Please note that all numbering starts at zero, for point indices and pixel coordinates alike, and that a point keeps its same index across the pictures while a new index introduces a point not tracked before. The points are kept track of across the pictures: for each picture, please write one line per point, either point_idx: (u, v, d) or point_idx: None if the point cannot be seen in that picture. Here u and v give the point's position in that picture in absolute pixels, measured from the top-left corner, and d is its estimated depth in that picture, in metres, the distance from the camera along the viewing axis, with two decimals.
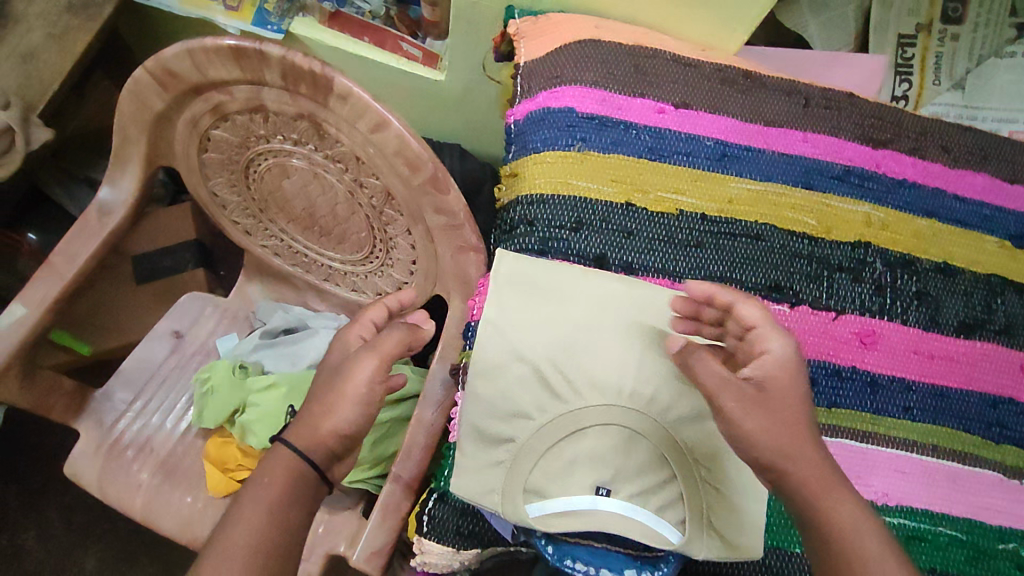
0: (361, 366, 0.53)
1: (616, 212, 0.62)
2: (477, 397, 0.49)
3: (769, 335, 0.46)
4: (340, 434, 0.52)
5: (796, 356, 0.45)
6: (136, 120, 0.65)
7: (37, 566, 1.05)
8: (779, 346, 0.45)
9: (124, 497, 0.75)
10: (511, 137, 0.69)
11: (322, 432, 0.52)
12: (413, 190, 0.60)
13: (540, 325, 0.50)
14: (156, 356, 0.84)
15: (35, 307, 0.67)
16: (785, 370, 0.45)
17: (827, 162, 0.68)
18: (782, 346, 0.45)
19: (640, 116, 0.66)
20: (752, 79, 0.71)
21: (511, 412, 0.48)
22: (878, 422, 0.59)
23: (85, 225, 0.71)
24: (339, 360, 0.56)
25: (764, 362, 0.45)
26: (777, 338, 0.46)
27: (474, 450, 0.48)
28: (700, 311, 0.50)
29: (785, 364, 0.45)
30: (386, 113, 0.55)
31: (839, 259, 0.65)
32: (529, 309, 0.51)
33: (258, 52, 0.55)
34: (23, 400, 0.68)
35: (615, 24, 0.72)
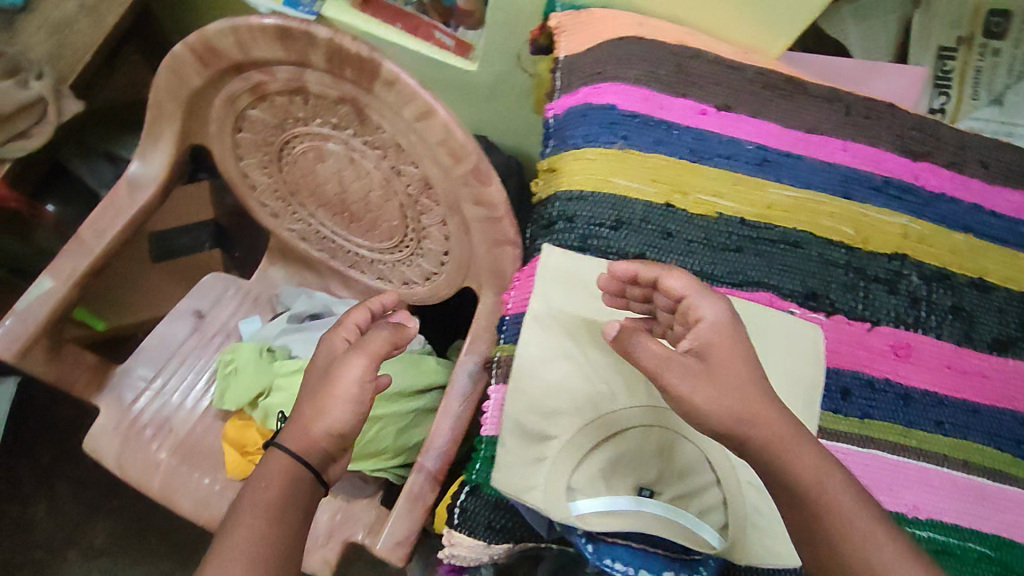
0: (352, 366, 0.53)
1: (655, 213, 0.62)
2: (520, 390, 0.49)
3: (700, 301, 0.45)
4: (333, 435, 0.52)
5: (731, 314, 0.45)
6: (172, 97, 0.64)
7: (47, 537, 1.06)
8: (710, 311, 0.45)
9: (142, 475, 0.75)
10: (550, 131, 0.69)
11: (312, 434, 0.52)
12: (453, 180, 0.60)
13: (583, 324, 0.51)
14: (177, 334, 0.83)
15: (64, 280, 0.66)
16: (726, 334, 0.44)
17: (866, 172, 0.68)
18: (715, 309, 0.45)
19: (683, 117, 0.66)
20: (795, 84, 0.70)
21: (555, 408, 0.48)
22: (909, 434, 0.60)
23: (115, 200, 0.70)
24: (323, 365, 0.56)
25: (701, 327, 0.45)
26: (707, 301, 0.46)
27: (516, 445, 0.48)
28: (627, 290, 0.50)
29: (721, 327, 0.45)
30: (432, 101, 0.54)
31: (874, 270, 0.64)
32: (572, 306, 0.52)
33: (305, 33, 0.54)
34: (46, 373, 0.68)
35: (662, 22, 0.70)
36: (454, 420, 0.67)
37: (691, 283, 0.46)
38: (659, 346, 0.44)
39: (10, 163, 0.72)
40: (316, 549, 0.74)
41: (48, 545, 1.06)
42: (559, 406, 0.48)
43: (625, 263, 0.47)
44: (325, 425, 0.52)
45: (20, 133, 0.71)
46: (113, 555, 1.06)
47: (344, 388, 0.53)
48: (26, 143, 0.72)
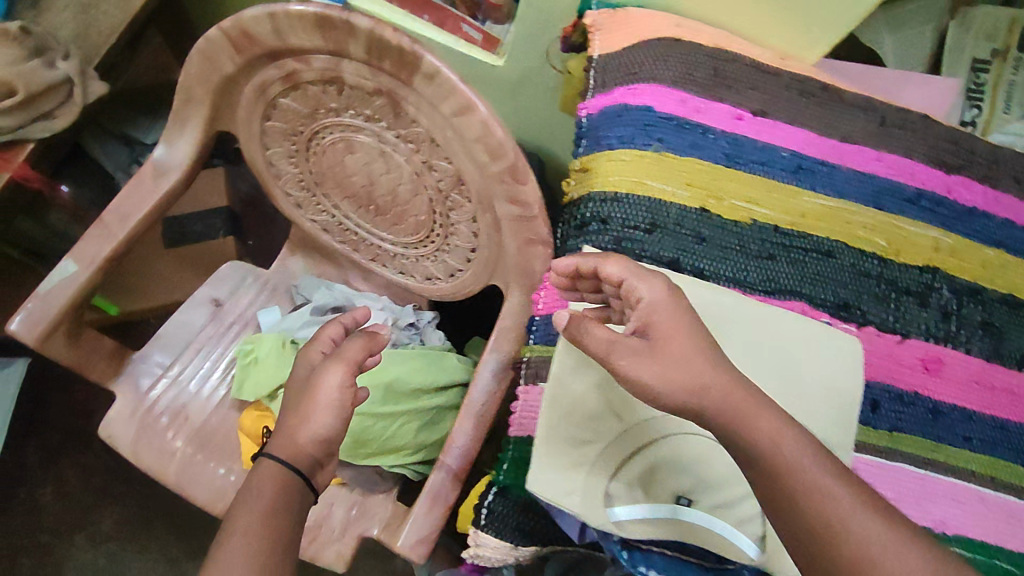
0: (329, 375, 0.56)
1: (690, 217, 0.61)
2: (557, 396, 0.48)
3: (635, 281, 0.47)
4: (318, 440, 0.55)
5: (669, 290, 0.46)
6: (203, 82, 0.63)
7: (53, 520, 1.06)
8: (645, 289, 0.46)
9: (158, 463, 0.75)
10: (582, 131, 0.68)
11: (299, 441, 0.54)
12: (488, 177, 0.59)
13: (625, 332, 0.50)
14: (195, 322, 0.83)
15: (87, 265, 0.66)
16: (668, 312, 0.45)
17: (900, 184, 0.67)
18: (652, 288, 0.46)
19: (719, 121, 0.65)
20: (831, 92, 0.69)
21: (594, 414, 0.47)
22: (937, 449, 0.60)
23: (139, 184, 0.69)
24: (306, 373, 0.59)
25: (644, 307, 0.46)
26: (644, 280, 0.47)
27: (553, 448, 0.47)
28: (576, 283, 0.53)
29: (658, 304, 0.46)
30: (473, 97, 0.53)
31: (906, 282, 0.64)
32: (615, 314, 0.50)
33: (345, 22, 0.53)
34: (65, 357, 0.67)
35: (698, 24, 0.69)
36: (476, 417, 0.67)
37: (625, 264, 0.48)
38: (604, 330, 0.45)
39: (33, 144, 0.72)
40: (331, 542, 0.74)
41: (54, 528, 1.06)
42: (597, 410, 0.47)
43: (563, 260, 0.51)
44: (310, 431, 0.55)
45: (45, 114, 0.72)
46: (119, 539, 1.06)
47: (325, 393, 0.56)
48: (51, 125, 0.72)
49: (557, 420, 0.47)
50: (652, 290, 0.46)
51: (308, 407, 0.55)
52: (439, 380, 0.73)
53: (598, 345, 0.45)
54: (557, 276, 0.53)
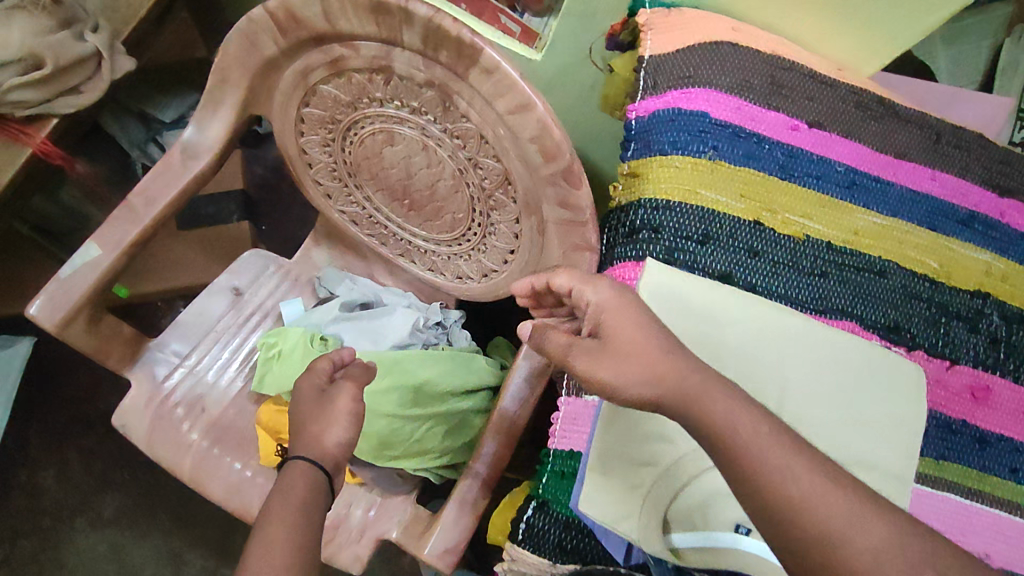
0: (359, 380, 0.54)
1: (743, 229, 0.60)
2: (621, 419, 0.47)
3: (581, 287, 0.48)
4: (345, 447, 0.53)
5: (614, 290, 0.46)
6: (242, 63, 0.60)
7: (53, 504, 1.04)
8: (593, 292, 0.47)
9: (172, 456, 0.72)
10: (631, 134, 0.66)
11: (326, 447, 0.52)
12: (539, 179, 0.56)
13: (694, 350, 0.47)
14: (214, 310, 0.80)
15: (110, 249, 0.63)
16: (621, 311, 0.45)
17: (953, 205, 0.65)
18: (598, 291, 0.47)
19: (774, 131, 0.63)
20: (887, 106, 0.67)
21: (661, 438, 0.46)
22: (983, 479, 0.58)
23: (167, 166, 0.66)
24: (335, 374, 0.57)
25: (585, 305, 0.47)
26: (592, 285, 0.48)
27: (612, 474, 0.46)
28: (542, 302, 0.58)
29: (606, 306, 0.46)
30: (532, 95, 0.51)
31: (957, 306, 0.63)
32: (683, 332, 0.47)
33: (402, 9, 0.50)
34: (83, 344, 0.65)
35: (755, 30, 0.67)
36: (506, 425, 0.65)
37: (572, 274, 0.49)
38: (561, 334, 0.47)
39: (57, 117, 0.73)
40: (348, 545, 0.72)
41: (54, 512, 1.03)
42: (662, 434, 0.46)
43: (520, 282, 0.56)
44: (343, 437, 0.53)
45: (72, 88, 0.73)
46: (120, 527, 1.03)
47: (351, 399, 0.53)
48: (76, 99, 0.74)
49: (621, 444, 0.47)
50: (598, 291, 0.47)
51: (342, 411, 0.53)
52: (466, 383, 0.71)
53: (556, 348, 0.46)
54: (524, 299, 0.58)
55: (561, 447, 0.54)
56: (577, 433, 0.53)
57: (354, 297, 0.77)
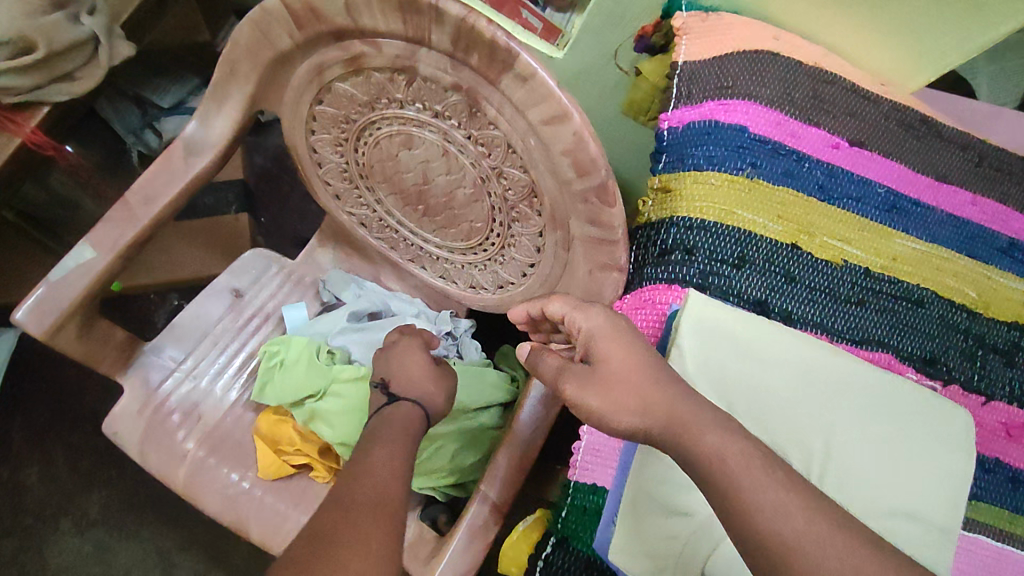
0: None
1: (780, 253, 0.57)
2: (650, 466, 0.45)
3: (573, 313, 0.47)
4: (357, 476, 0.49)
5: (610, 321, 0.45)
6: (252, 56, 0.56)
7: (36, 503, 1.00)
8: (584, 325, 0.46)
9: (166, 466, 0.68)
10: (662, 145, 0.62)
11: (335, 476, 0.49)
12: (570, 194, 0.53)
13: (736, 387, 0.45)
14: (212, 312, 0.76)
15: (105, 251, 0.59)
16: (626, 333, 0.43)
17: (993, 231, 0.63)
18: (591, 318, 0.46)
19: (814, 149, 0.60)
20: (930, 125, 0.64)
21: (688, 484, 0.43)
22: (1015, 521, 0.56)
23: (168, 162, 0.62)
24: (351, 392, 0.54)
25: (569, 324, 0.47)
26: (583, 311, 0.47)
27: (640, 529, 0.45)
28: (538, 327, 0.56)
29: (606, 341, 0.44)
30: (570, 106, 0.47)
31: (994, 339, 0.60)
32: (727, 368, 0.45)
33: (432, 8, 0.46)
34: (73, 349, 0.61)
35: (796, 38, 0.64)
36: (519, 447, 0.62)
37: (564, 300, 0.49)
38: (556, 356, 0.47)
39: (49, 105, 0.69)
40: None
41: (38, 512, 0.99)
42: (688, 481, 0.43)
43: (516, 307, 0.54)
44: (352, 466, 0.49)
45: (65, 74, 0.69)
46: (107, 528, 1.00)
47: None
48: (71, 87, 0.69)
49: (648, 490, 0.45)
50: (587, 317, 0.45)
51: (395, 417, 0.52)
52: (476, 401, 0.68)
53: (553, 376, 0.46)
54: (520, 323, 0.57)
55: (584, 480, 0.51)
56: (602, 466, 0.50)
57: (361, 306, 0.74)
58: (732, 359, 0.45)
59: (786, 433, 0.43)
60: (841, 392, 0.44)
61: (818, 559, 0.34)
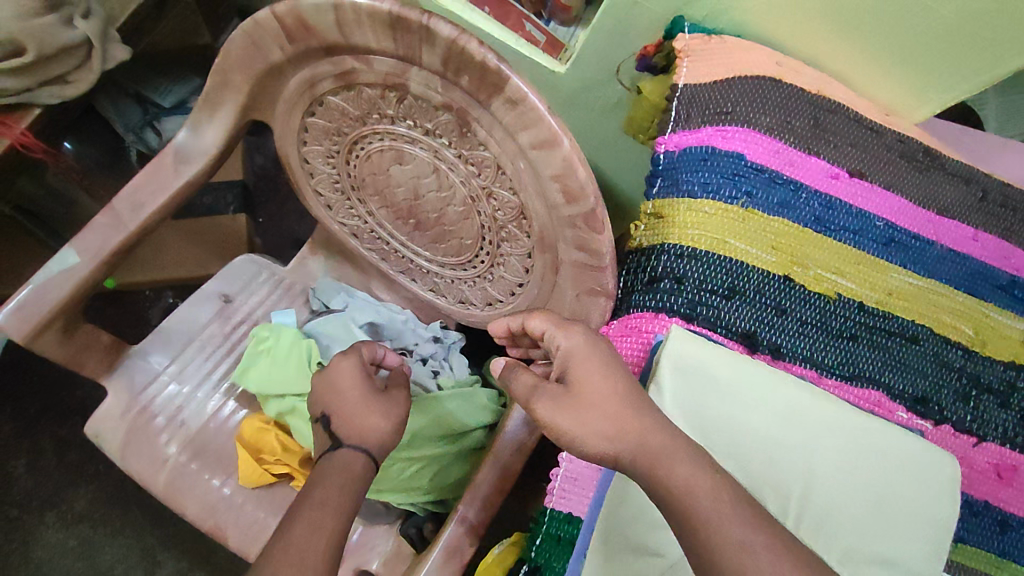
0: None
1: (772, 285, 0.56)
2: (630, 498, 0.44)
3: (555, 330, 0.45)
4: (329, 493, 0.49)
5: (588, 351, 0.44)
6: (243, 67, 0.55)
7: (22, 495, 1.00)
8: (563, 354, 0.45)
9: (147, 470, 0.68)
10: (658, 169, 0.61)
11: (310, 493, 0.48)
12: (559, 219, 0.52)
13: (716, 428, 0.43)
14: (200, 317, 0.75)
15: (90, 256, 0.59)
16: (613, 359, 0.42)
17: (993, 268, 0.62)
18: (587, 338, 0.44)
19: (812, 178, 0.59)
20: (933, 157, 0.63)
21: (664, 523, 0.42)
22: (1002, 565, 0.55)
23: (158, 169, 0.61)
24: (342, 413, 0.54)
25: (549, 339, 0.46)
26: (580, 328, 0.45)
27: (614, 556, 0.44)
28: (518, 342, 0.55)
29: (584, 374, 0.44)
30: (559, 131, 0.46)
31: (989, 378, 0.59)
32: (706, 408, 0.43)
33: (423, 28, 0.45)
34: (56, 352, 0.61)
35: (799, 64, 0.63)
36: (499, 469, 0.61)
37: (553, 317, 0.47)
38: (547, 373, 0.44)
39: (41, 107, 0.69)
40: None
41: (23, 504, 1.00)
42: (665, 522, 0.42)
43: (496, 323, 0.53)
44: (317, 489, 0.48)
45: (58, 77, 0.69)
46: (91, 523, 1.00)
47: None
48: (65, 90, 0.69)
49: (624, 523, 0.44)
50: (584, 334, 0.44)
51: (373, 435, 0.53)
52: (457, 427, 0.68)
53: (537, 398, 0.44)
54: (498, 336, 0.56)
55: (562, 507, 0.50)
56: (580, 493, 0.49)
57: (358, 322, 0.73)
58: (711, 392, 0.44)
59: (764, 477, 0.42)
60: (821, 432, 0.43)
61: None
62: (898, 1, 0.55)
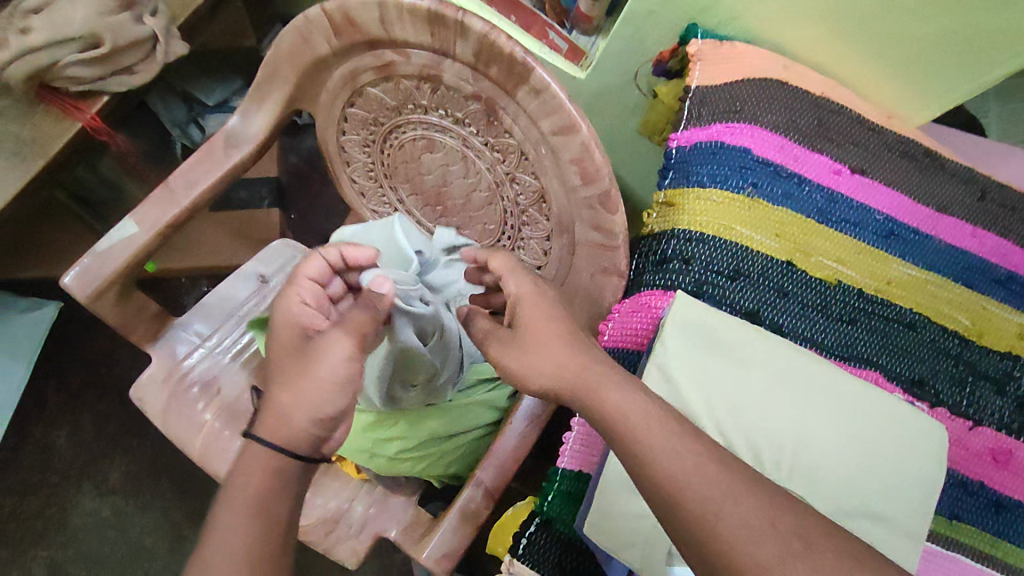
0: None
1: (775, 269, 0.59)
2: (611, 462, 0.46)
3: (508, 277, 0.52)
4: None
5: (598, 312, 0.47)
6: (292, 60, 0.61)
7: (62, 464, 1.09)
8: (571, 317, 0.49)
9: (185, 433, 0.73)
10: (670, 162, 0.66)
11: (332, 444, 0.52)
12: (576, 201, 0.57)
13: (717, 388, 0.48)
14: (238, 294, 0.81)
15: (147, 227, 0.65)
16: None
17: (992, 263, 0.64)
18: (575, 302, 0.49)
19: (816, 173, 0.63)
20: (934, 157, 0.66)
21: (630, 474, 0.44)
22: (996, 544, 0.56)
23: (210, 151, 0.67)
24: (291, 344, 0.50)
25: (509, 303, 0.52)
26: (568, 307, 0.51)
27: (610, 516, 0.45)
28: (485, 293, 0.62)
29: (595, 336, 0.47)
30: (578, 118, 0.51)
31: (986, 366, 0.61)
32: (710, 370, 0.48)
33: (458, 23, 0.50)
34: (111, 315, 0.67)
35: (805, 69, 0.67)
36: (514, 440, 0.65)
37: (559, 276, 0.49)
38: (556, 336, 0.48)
39: (109, 94, 0.76)
40: (346, 538, 0.72)
41: (64, 472, 1.08)
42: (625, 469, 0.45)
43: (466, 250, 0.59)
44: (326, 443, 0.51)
45: (126, 68, 0.76)
46: (123, 495, 1.08)
47: None
48: (129, 80, 0.76)
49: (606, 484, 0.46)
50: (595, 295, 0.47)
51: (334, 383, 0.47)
52: (468, 408, 0.73)
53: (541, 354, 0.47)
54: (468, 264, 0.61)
55: (569, 465, 0.54)
56: (587, 455, 0.54)
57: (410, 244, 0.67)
58: (714, 353, 0.48)
59: (760, 433, 0.46)
60: (815, 393, 0.47)
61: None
62: (897, 9, 0.59)
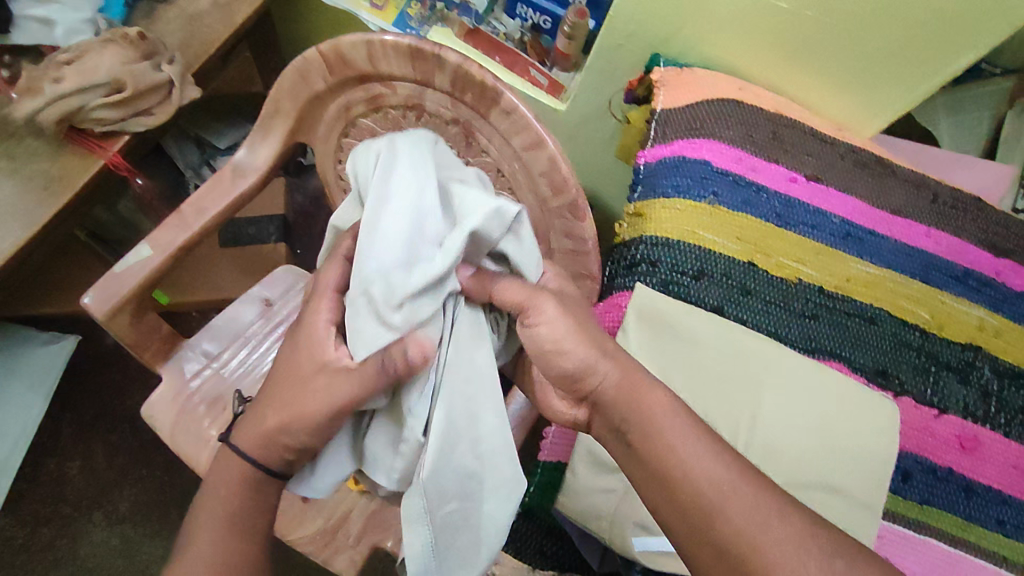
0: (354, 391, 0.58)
1: (737, 269, 0.64)
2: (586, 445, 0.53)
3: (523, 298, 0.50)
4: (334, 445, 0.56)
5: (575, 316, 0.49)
6: (292, 96, 0.68)
7: (76, 494, 1.12)
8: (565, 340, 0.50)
9: (193, 448, 0.77)
10: (639, 177, 0.71)
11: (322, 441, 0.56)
12: (549, 212, 0.62)
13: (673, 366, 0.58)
14: (245, 317, 0.86)
15: (160, 251, 0.71)
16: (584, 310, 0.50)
17: (948, 261, 0.67)
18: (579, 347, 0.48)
19: (773, 182, 0.68)
20: (884, 165, 0.71)
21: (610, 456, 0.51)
22: (967, 527, 0.58)
23: (219, 182, 0.74)
24: None
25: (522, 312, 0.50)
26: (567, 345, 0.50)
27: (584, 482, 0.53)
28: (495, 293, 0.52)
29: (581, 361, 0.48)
30: (544, 134, 0.57)
31: (948, 357, 0.63)
32: (667, 352, 0.58)
33: (436, 56, 0.57)
34: (126, 333, 0.72)
35: (761, 90, 0.73)
36: None
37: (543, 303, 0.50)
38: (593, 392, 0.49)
39: (129, 134, 0.84)
40: (344, 548, 0.74)
41: (75, 502, 1.12)
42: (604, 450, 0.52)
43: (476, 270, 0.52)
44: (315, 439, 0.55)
45: (144, 110, 0.84)
46: (133, 523, 1.11)
47: None
48: (147, 121, 0.84)
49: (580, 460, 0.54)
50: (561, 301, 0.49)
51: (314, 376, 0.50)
52: None
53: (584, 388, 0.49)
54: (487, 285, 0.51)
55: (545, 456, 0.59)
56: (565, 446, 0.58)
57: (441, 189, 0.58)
58: (665, 337, 0.59)
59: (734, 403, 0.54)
60: (770, 373, 0.57)
61: (710, 498, 0.42)
62: (834, 33, 0.66)
